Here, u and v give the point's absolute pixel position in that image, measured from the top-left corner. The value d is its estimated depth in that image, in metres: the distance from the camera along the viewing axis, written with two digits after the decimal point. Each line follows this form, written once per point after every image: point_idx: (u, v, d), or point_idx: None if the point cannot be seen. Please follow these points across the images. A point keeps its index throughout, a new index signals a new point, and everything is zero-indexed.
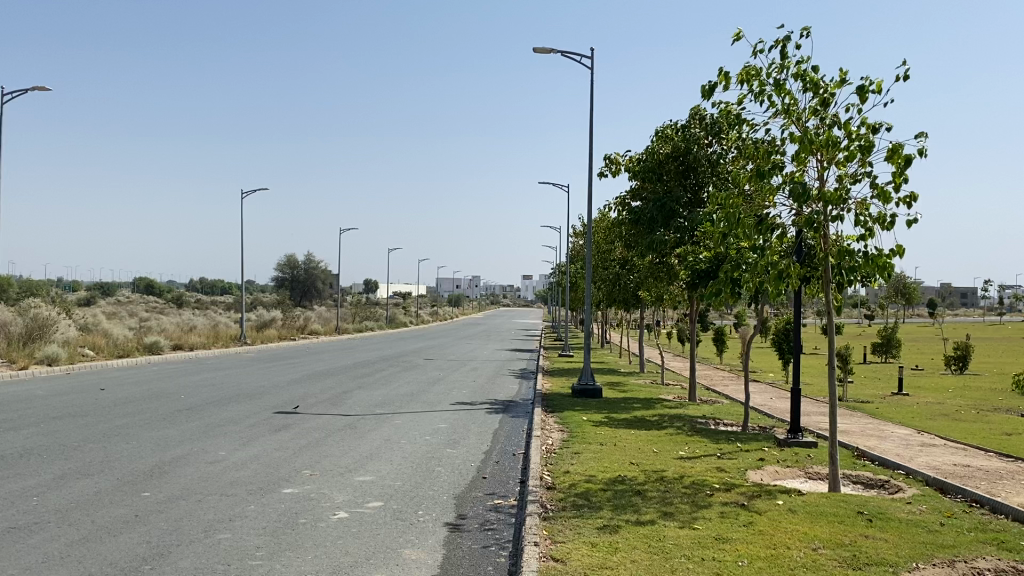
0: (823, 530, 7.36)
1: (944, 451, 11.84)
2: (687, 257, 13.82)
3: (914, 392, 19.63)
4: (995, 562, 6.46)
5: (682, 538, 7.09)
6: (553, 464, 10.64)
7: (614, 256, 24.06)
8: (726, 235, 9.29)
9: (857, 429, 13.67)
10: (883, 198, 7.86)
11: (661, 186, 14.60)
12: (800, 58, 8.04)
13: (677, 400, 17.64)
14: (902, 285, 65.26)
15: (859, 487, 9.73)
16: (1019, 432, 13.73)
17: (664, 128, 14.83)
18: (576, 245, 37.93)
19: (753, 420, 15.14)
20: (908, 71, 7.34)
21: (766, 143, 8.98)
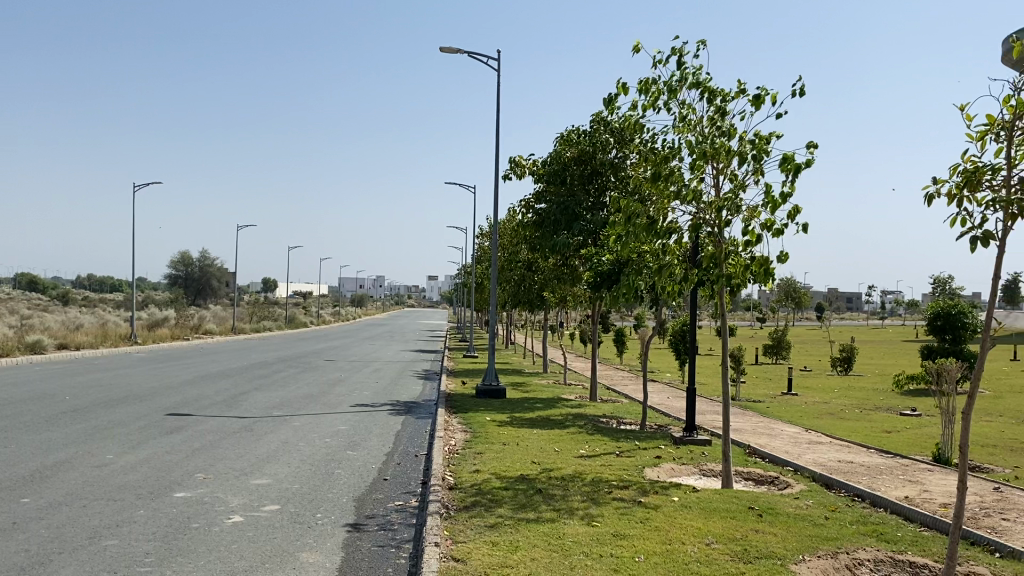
0: (715, 525, 7.62)
1: (829, 448, 12.41)
2: (592, 259, 14.09)
3: (803, 392, 20.51)
4: (874, 553, 6.84)
5: (580, 535, 7.23)
6: (455, 464, 10.66)
7: (518, 257, 24.22)
8: (626, 238, 9.53)
9: (748, 428, 14.22)
10: (772, 205, 8.22)
11: (565, 189, 14.80)
12: (696, 69, 8.34)
13: (578, 400, 17.93)
14: (791, 289, 68.22)
15: (750, 483, 10.12)
16: (898, 430, 14.52)
17: (568, 133, 15.05)
18: (482, 245, 38.08)
19: (652, 418, 15.54)
20: (803, 87, 7.73)
21: (665, 149, 9.24)
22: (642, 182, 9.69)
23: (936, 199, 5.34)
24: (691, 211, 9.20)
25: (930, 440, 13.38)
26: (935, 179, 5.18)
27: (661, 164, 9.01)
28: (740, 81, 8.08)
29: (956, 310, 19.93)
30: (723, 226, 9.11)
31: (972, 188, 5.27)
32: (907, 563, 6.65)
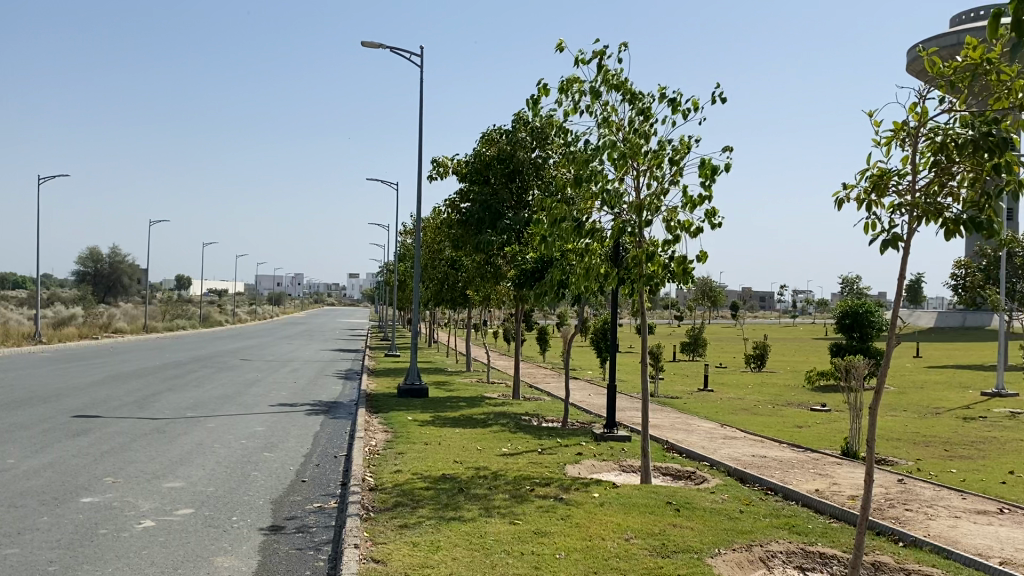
0: (635, 521, 7.72)
1: (744, 443, 12.73)
2: (515, 258, 14.12)
3: (719, 388, 21.00)
4: (786, 545, 7.04)
5: (501, 533, 7.23)
6: (375, 465, 10.53)
7: (442, 256, 24.10)
8: (549, 238, 9.57)
9: (666, 423, 14.50)
10: (691, 206, 8.39)
11: (488, 187, 14.78)
12: (618, 71, 8.43)
13: (501, 398, 17.96)
14: (708, 289, 70.03)
15: (668, 478, 10.30)
16: (809, 424, 15.03)
17: (490, 132, 15.01)
18: (404, 243, 37.79)
19: (573, 416, 15.70)
20: (720, 95, 7.89)
21: (587, 150, 9.32)
22: (564, 183, 9.77)
23: (846, 203, 5.54)
24: (613, 212, 9.31)
25: (839, 435, 13.87)
26: (844, 184, 5.37)
27: (584, 164, 9.08)
28: (661, 85, 8.22)
29: (862, 309, 20.72)
30: (644, 227, 9.24)
31: (880, 192, 5.47)
32: (817, 554, 6.87)
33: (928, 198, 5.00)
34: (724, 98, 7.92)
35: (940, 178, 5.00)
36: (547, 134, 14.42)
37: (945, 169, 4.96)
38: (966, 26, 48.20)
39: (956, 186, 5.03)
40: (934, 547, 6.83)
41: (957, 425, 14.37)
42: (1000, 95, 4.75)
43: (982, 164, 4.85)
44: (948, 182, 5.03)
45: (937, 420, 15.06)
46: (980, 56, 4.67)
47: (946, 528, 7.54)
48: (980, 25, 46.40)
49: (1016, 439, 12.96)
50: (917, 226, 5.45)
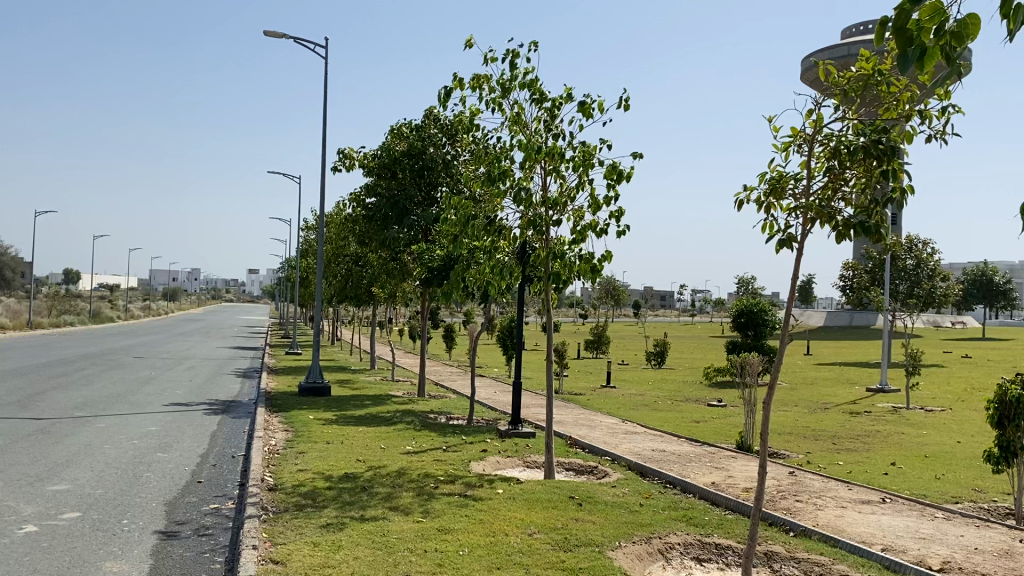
0: (537, 516, 7.81)
1: (644, 438, 13.04)
2: (421, 255, 14.07)
3: (621, 384, 21.44)
4: (683, 537, 7.27)
5: (405, 531, 7.21)
6: (276, 464, 10.30)
7: (346, 252, 23.79)
8: (457, 236, 9.57)
9: (570, 419, 14.73)
10: (596, 207, 8.56)
11: (395, 182, 14.67)
12: (528, 71, 8.52)
13: (406, 396, 17.87)
14: (611, 287, 71.46)
15: (571, 473, 10.46)
16: (706, 420, 15.51)
17: (399, 126, 14.88)
18: (307, 238, 37.13)
19: (477, 412, 15.75)
20: (628, 100, 8.11)
21: (497, 148, 9.37)
22: (473, 180, 9.80)
23: (745, 204, 5.76)
24: (521, 210, 9.38)
25: (734, 429, 14.36)
26: (744, 186, 5.57)
27: (494, 162, 9.13)
28: (571, 85, 8.34)
29: (757, 307, 21.49)
30: (551, 226, 9.35)
31: (776, 195, 5.71)
32: (713, 545, 7.11)
33: (821, 202, 5.26)
34: (631, 104, 8.10)
35: (833, 183, 5.25)
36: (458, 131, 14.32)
37: (838, 175, 5.21)
38: (855, 40, 50.60)
39: (848, 191, 5.28)
40: (823, 536, 7.16)
41: (843, 420, 15.10)
42: (889, 106, 5.01)
43: (872, 171, 5.11)
44: (841, 188, 5.28)
45: (825, 415, 15.78)
46: (872, 68, 4.93)
47: (834, 517, 7.92)
48: (868, 40, 48.79)
49: (897, 433, 13.70)
50: (810, 229, 5.71)
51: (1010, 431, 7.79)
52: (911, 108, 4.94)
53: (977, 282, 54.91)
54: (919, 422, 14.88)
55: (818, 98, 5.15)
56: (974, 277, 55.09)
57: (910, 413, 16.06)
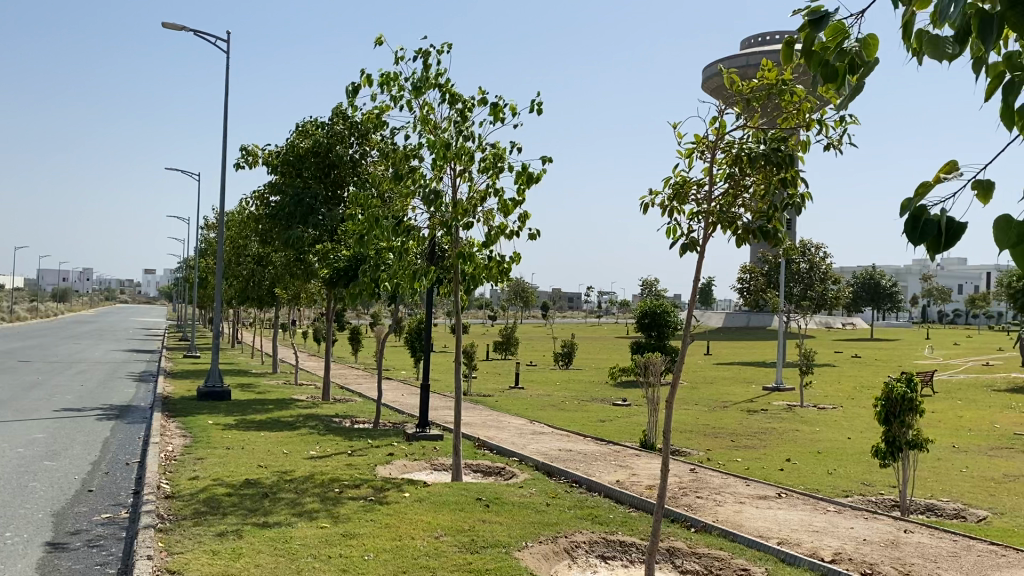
0: (445, 518, 7.80)
1: (552, 438, 13.17)
2: (326, 256, 13.81)
3: (529, 385, 21.62)
4: (589, 535, 7.38)
5: (309, 537, 7.08)
6: (173, 471, 9.94)
7: (248, 251, 23.18)
8: (364, 237, 9.45)
9: (478, 421, 14.76)
10: (506, 210, 8.61)
11: (300, 180, 14.38)
12: (438, 70, 8.49)
13: (310, 399, 17.55)
14: (520, 289, 72.06)
15: (478, 474, 10.48)
16: (612, 419, 15.80)
17: (305, 123, 14.60)
18: (207, 238, 36.03)
19: (384, 415, 15.60)
20: (539, 104, 8.16)
21: (406, 148, 9.29)
22: (382, 181, 9.70)
23: (651, 209, 5.90)
24: (431, 212, 9.34)
25: (638, 429, 14.67)
26: (650, 190, 5.72)
27: (403, 163, 9.05)
28: (481, 87, 8.35)
29: (660, 309, 22.02)
30: (460, 227, 9.35)
31: (680, 200, 5.87)
32: (617, 542, 7.24)
33: (722, 207, 5.44)
34: (541, 107, 8.16)
35: (734, 190, 5.43)
36: (366, 131, 14.21)
37: (739, 182, 5.38)
38: (755, 51, 52.43)
39: (747, 198, 5.46)
40: (722, 531, 7.39)
41: (742, 418, 15.61)
42: (789, 116, 5.21)
43: (770, 178, 5.30)
44: (741, 195, 5.46)
45: (724, 413, 16.27)
46: (774, 78, 5.11)
47: (733, 513, 8.18)
48: (767, 51, 50.63)
49: (792, 429, 14.26)
50: (712, 232, 5.90)
51: (896, 427, 8.19)
52: (809, 118, 5.15)
53: (866, 285, 57.77)
54: (812, 419, 15.52)
55: (722, 106, 5.31)
56: (863, 280, 57.91)
57: (803, 410, 16.75)
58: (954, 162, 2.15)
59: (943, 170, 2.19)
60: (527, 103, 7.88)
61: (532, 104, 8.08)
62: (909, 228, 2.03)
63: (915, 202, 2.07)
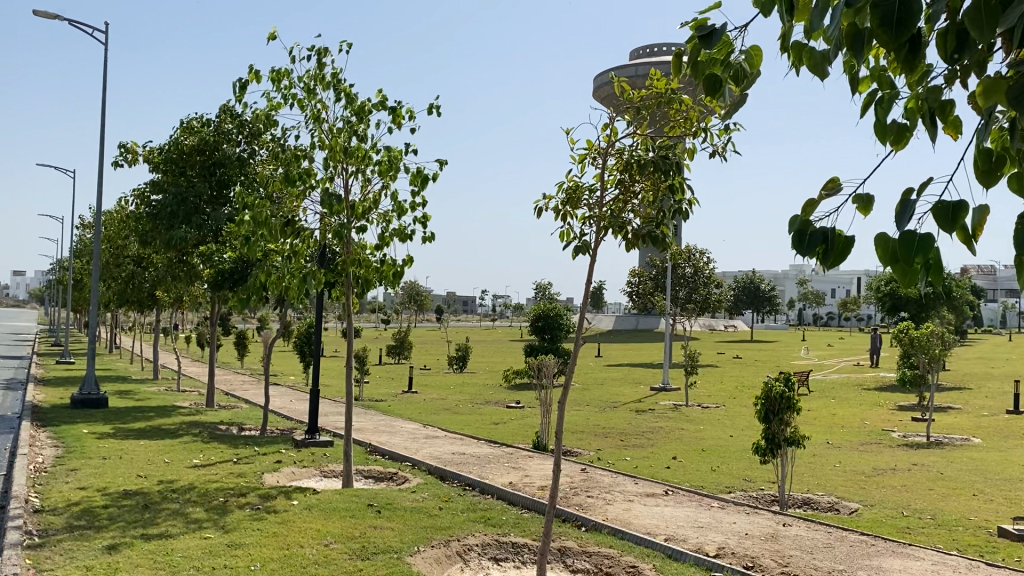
0: (335, 526, 7.66)
1: (444, 442, 13.14)
2: (210, 257, 13.36)
3: (422, 389, 21.51)
4: (482, 538, 7.40)
5: (192, 548, 6.83)
6: (43, 484, 9.40)
7: (127, 252, 22.17)
8: (251, 238, 9.18)
9: (370, 426, 14.59)
10: (401, 212, 8.55)
11: (183, 179, 13.88)
12: (334, 71, 8.37)
13: (194, 407, 16.94)
14: (413, 292, 71.83)
15: (370, 480, 10.35)
16: (505, 421, 15.89)
17: (190, 119, 14.11)
18: (83, 238, 34.28)
19: (272, 422, 15.21)
20: (439, 109, 8.20)
21: (297, 148, 9.08)
22: (271, 181, 9.47)
23: (544, 212, 5.98)
24: (322, 214, 9.19)
25: (531, 430, 14.82)
26: (544, 194, 5.79)
27: (293, 162, 8.85)
28: (378, 89, 8.29)
29: (553, 312, 22.32)
30: (353, 230, 9.22)
31: (572, 205, 5.98)
32: (509, 544, 7.29)
33: (613, 212, 5.56)
34: (439, 111, 8.17)
35: (623, 195, 5.55)
36: (256, 130, 13.87)
37: (628, 187, 5.51)
38: (645, 61, 53.90)
39: (637, 204, 5.60)
40: (612, 529, 7.55)
41: (630, 417, 16.00)
42: (676, 123, 5.39)
43: (658, 184, 5.47)
44: (630, 200, 5.59)
45: (614, 413, 16.64)
46: (664, 87, 5.28)
47: (622, 511, 8.37)
48: (656, 61, 52.06)
49: (678, 428, 14.71)
50: (604, 236, 6.03)
51: (775, 425, 8.55)
52: (696, 126, 5.33)
53: (747, 289, 60.20)
54: (697, 418, 16.04)
55: (613, 113, 5.44)
56: (744, 285, 60.34)
57: (688, 409, 17.28)
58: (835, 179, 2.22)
59: (825, 186, 2.28)
60: (428, 108, 7.89)
61: (431, 109, 8.09)
62: (796, 242, 2.11)
63: (802, 218, 2.14)
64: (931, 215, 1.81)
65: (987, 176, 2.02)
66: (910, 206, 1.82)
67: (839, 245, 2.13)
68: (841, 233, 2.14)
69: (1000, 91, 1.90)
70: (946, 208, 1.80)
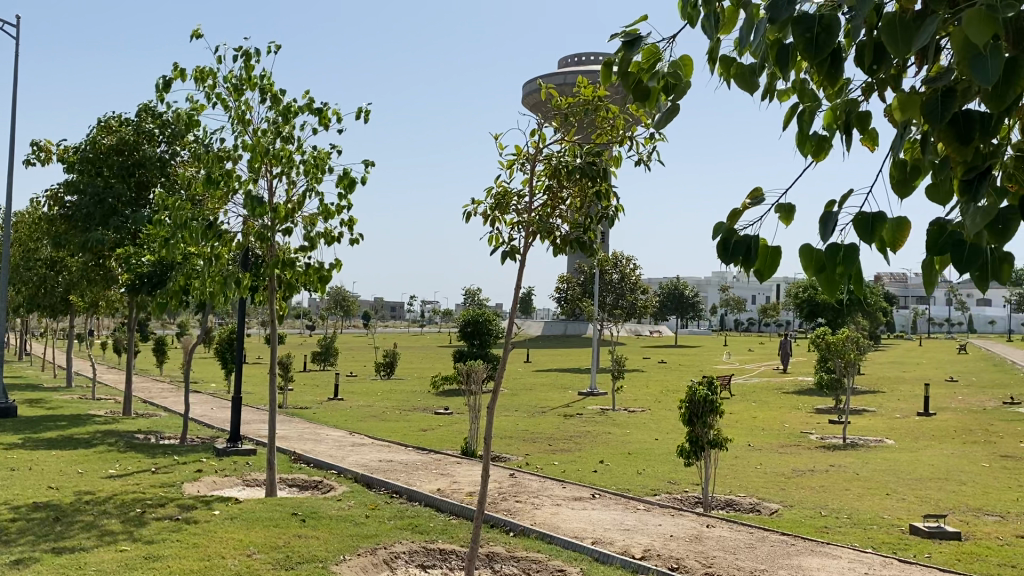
0: (258, 536, 7.50)
1: (371, 449, 13.00)
2: (128, 260, 12.97)
3: (348, 396, 21.22)
4: (409, 545, 7.33)
5: (106, 562, 6.59)
6: None
7: (38, 255, 21.28)
8: (172, 240, 8.92)
9: (294, 433, 14.33)
10: (327, 215, 8.45)
11: (100, 179, 13.44)
12: (260, 71, 8.24)
13: (109, 415, 16.36)
14: (339, 298, 70.84)
15: (294, 489, 10.16)
16: (433, 428, 15.81)
17: (108, 118, 13.71)
18: None
19: (192, 431, 14.81)
20: (366, 111, 8.17)
21: (220, 149, 8.87)
22: (192, 182, 9.24)
23: (472, 217, 5.99)
24: (245, 216, 8.99)
25: (459, 436, 14.78)
26: (472, 199, 5.81)
27: (216, 163, 8.64)
28: (305, 90, 8.19)
29: (482, 318, 22.34)
30: (276, 233, 9.05)
31: (501, 210, 5.99)
32: (436, 551, 7.23)
33: (541, 217, 5.60)
34: (367, 114, 8.13)
35: (552, 201, 5.60)
36: (178, 131, 13.59)
37: (556, 193, 5.57)
38: (572, 69, 54.43)
39: (564, 209, 5.65)
40: (539, 534, 7.58)
41: (558, 422, 16.11)
42: (604, 130, 5.44)
43: (586, 191, 5.52)
44: (558, 206, 5.64)
45: (542, 418, 16.71)
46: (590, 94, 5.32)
47: (549, 515, 8.41)
48: (583, 69, 52.64)
49: (605, 432, 14.87)
50: (532, 241, 6.06)
51: (699, 427, 8.74)
52: (622, 134, 5.40)
53: (672, 295, 61.28)
54: (623, 422, 16.23)
55: (541, 119, 5.47)
56: (669, 291, 61.41)
57: (615, 413, 17.48)
58: (758, 188, 2.26)
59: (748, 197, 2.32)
60: (356, 108, 7.84)
61: (358, 112, 8.06)
62: (720, 249, 2.14)
63: (726, 225, 2.17)
64: (851, 227, 1.86)
65: (901, 187, 2.09)
66: (833, 218, 1.86)
67: (761, 255, 2.16)
68: (764, 243, 2.18)
69: (915, 105, 1.97)
70: (865, 220, 1.84)
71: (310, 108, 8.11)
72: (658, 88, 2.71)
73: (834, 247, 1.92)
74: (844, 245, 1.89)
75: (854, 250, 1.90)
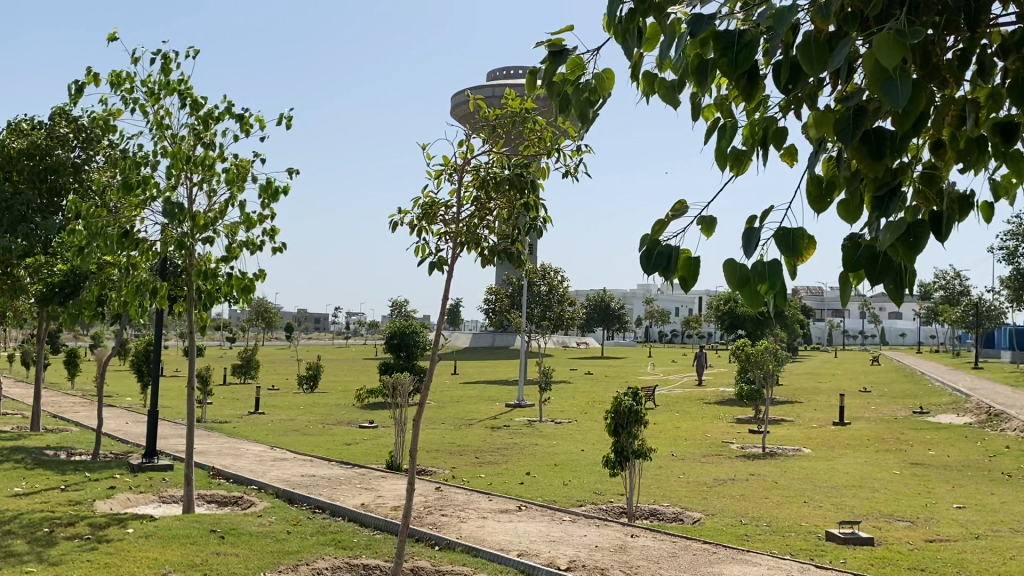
0: (173, 554, 7.25)
1: (293, 464, 12.72)
2: (38, 269, 12.42)
3: (269, 410, 20.72)
4: (332, 561, 7.17)
5: None
6: None
7: None
8: (85, 247, 8.58)
9: (213, 449, 13.92)
10: (249, 224, 8.27)
11: (8, 185, 12.85)
12: (180, 75, 8.02)
13: (14, 431, 15.60)
14: (262, 309, 69.34)
15: (212, 505, 9.87)
16: (357, 441, 15.57)
17: (18, 121, 13.14)
18: None
19: (104, 446, 14.23)
20: (289, 117, 8.03)
21: (137, 155, 8.58)
22: (107, 188, 8.91)
23: (399, 227, 5.94)
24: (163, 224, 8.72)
25: (383, 450, 14.59)
26: (399, 209, 5.77)
27: (132, 169, 8.35)
28: (227, 95, 8.00)
29: (409, 330, 22.14)
30: (196, 241, 8.80)
31: (429, 220, 5.96)
32: (360, 566, 7.08)
33: (469, 228, 5.58)
34: (290, 120, 7.99)
35: (479, 212, 5.60)
36: (95, 136, 13.13)
37: (484, 204, 5.57)
38: (500, 82, 54.62)
39: (492, 220, 5.66)
40: (465, 547, 7.53)
41: (485, 434, 16.05)
42: (531, 142, 5.46)
43: (513, 203, 5.53)
44: (486, 217, 5.64)
45: (468, 431, 16.63)
46: (518, 106, 5.34)
47: (475, 528, 8.36)
48: (512, 83, 52.94)
49: (531, 444, 14.88)
50: (459, 251, 6.04)
51: (624, 438, 8.82)
52: (549, 145, 5.44)
53: (598, 307, 61.89)
54: (550, 434, 16.26)
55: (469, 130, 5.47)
56: (595, 303, 62.01)
57: (541, 425, 17.51)
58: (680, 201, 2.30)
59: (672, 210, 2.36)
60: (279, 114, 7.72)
61: (281, 118, 7.92)
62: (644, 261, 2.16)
63: (651, 238, 2.20)
64: (772, 241, 1.90)
65: (818, 202, 2.15)
66: (755, 234, 1.89)
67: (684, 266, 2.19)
68: (687, 255, 2.21)
69: (830, 123, 2.03)
70: (786, 235, 1.89)
71: (233, 114, 7.93)
72: (582, 102, 2.74)
73: (756, 264, 1.96)
74: (767, 262, 1.92)
75: (775, 266, 1.94)
